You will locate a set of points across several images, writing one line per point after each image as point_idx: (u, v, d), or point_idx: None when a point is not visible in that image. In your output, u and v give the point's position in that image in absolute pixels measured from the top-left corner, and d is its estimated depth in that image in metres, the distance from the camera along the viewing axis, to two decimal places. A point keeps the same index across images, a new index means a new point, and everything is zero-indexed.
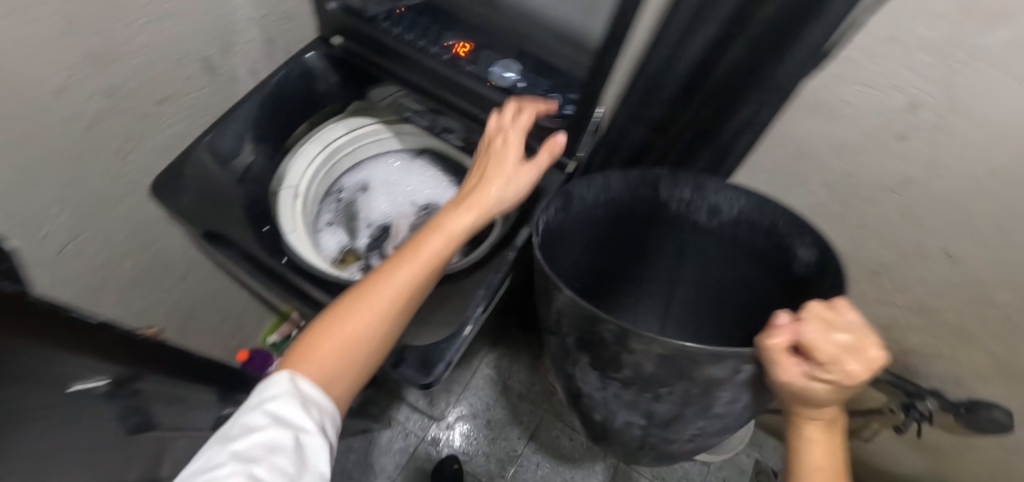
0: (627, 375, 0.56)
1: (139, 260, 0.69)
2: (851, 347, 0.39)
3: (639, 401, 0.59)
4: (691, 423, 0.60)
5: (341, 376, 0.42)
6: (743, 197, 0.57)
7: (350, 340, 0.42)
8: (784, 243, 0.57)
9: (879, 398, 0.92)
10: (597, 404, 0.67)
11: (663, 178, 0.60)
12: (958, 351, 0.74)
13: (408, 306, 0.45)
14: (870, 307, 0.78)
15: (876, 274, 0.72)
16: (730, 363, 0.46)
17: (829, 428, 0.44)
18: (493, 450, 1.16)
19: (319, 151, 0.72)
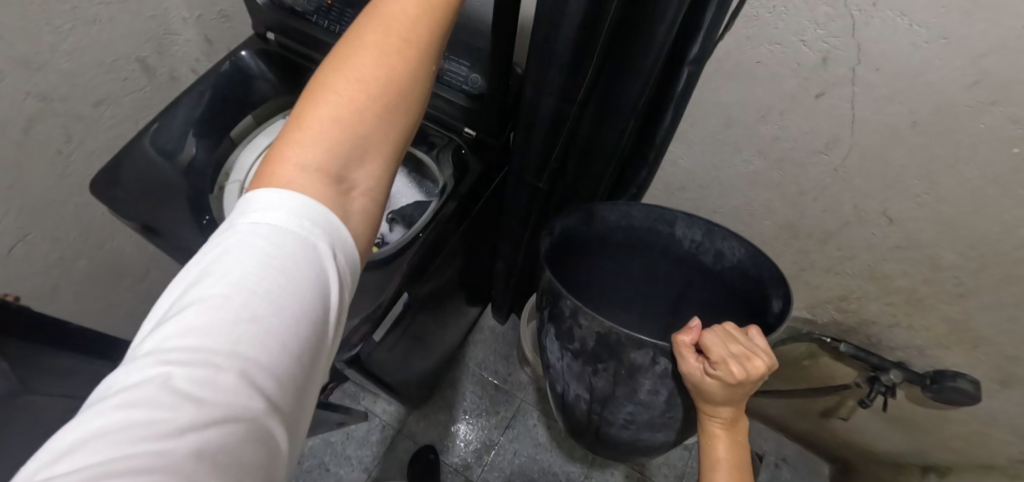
0: (577, 348, 0.58)
1: (93, 259, 0.72)
2: (740, 356, 0.45)
3: (583, 374, 0.60)
4: (620, 406, 0.59)
5: (367, 147, 0.35)
6: (743, 248, 0.63)
7: (357, 112, 0.34)
8: (766, 293, 0.63)
9: (848, 372, 0.90)
10: (558, 380, 0.68)
11: (679, 218, 0.67)
12: (914, 318, 0.72)
13: (421, 70, 0.36)
14: (823, 277, 0.76)
15: (822, 242, 0.70)
16: (649, 352, 0.50)
17: (729, 431, 0.49)
18: (471, 439, 1.17)
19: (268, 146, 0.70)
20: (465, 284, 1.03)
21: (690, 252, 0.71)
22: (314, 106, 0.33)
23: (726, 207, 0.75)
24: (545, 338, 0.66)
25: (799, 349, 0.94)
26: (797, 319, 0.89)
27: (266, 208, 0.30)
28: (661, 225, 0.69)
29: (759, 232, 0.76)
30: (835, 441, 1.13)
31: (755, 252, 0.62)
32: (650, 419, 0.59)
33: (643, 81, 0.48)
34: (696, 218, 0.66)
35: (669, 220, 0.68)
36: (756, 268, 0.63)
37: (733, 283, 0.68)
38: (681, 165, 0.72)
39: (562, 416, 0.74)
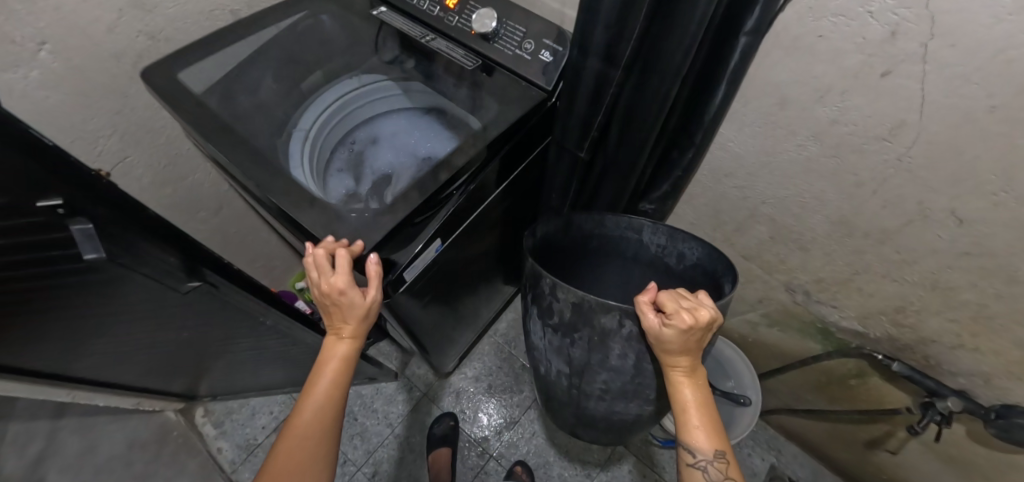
0: (556, 322, 0.67)
1: (177, 189, 0.82)
2: (689, 308, 0.56)
3: (563, 346, 0.68)
4: (595, 375, 0.68)
5: None
6: (701, 247, 0.66)
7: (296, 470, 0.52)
8: (718, 282, 0.66)
9: (900, 396, 0.83)
10: (541, 359, 0.77)
11: (646, 226, 0.70)
12: (982, 339, 0.66)
13: (330, 428, 0.54)
14: (876, 283, 0.71)
15: (881, 242, 0.65)
16: (617, 314, 0.59)
17: (690, 374, 0.59)
18: (496, 411, 1.19)
19: (332, 103, 0.79)
20: (489, 274, 1.04)
21: (656, 256, 0.73)
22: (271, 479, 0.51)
23: (775, 197, 0.72)
24: (530, 319, 0.75)
25: (846, 366, 0.87)
26: (846, 330, 0.82)
27: None
28: (629, 231, 0.72)
29: (810, 227, 0.71)
30: (883, 475, 1.03)
31: (712, 250, 0.64)
32: (623, 386, 0.68)
33: (691, 45, 0.47)
34: (660, 223, 0.68)
35: (636, 226, 0.70)
36: (715, 265, 0.65)
37: (694, 280, 0.71)
38: (730, 148, 0.70)
39: (545, 393, 0.84)
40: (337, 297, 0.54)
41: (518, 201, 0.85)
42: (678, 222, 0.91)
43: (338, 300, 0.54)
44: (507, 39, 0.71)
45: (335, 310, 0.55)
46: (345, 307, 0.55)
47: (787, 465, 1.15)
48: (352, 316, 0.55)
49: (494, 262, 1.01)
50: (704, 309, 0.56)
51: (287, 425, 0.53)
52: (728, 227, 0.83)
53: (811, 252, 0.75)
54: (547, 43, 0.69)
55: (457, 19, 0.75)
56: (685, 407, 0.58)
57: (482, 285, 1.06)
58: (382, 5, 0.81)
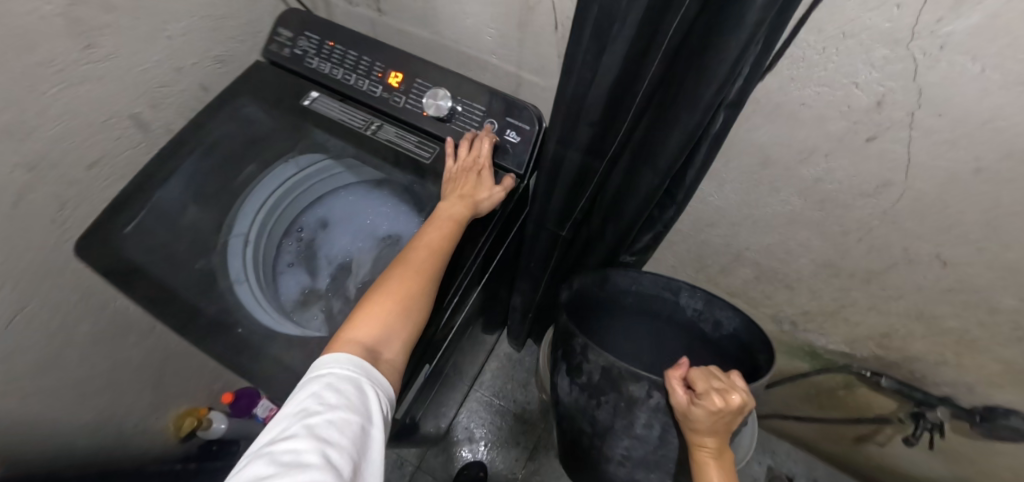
0: (583, 382, 0.64)
1: (95, 322, 0.69)
2: (721, 389, 0.53)
3: (587, 406, 0.65)
4: (617, 440, 0.64)
5: (386, 340, 0.51)
6: (738, 317, 0.67)
7: (387, 313, 0.51)
8: (752, 352, 0.67)
9: (886, 403, 0.85)
10: (569, 423, 0.73)
11: (683, 288, 0.71)
12: (964, 357, 0.68)
13: (427, 290, 0.54)
14: (863, 314, 0.72)
15: (867, 281, 0.65)
16: (645, 384, 0.56)
17: (718, 457, 0.56)
18: (495, 473, 1.13)
19: (273, 190, 0.73)
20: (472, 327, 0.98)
21: (691, 320, 0.74)
22: (360, 311, 0.52)
23: (758, 243, 0.71)
24: (560, 380, 0.71)
25: (835, 379, 0.89)
26: (833, 351, 0.84)
27: (321, 389, 0.45)
28: (666, 293, 0.73)
29: (797, 269, 0.71)
30: (873, 466, 1.07)
31: (750, 321, 0.65)
32: (645, 455, 0.64)
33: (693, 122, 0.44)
34: (698, 288, 0.70)
35: (674, 288, 0.72)
36: (752, 338, 0.66)
37: (726, 348, 0.72)
38: (710, 202, 0.69)
39: (567, 451, 0.80)
40: (475, 169, 0.62)
41: (511, 258, 0.80)
42: (660, 263, 0.89)
43: (471, 173, 0.62)
44: (465, 119, 0.67)
45: (463, 182, 0.61)
46: (474, 183, 0.61)
47: (783, 464, 1.19)
48: (475, 188, 0.61)
49: (483, 310, 0.95)
50: (737, 393, 0.53)
51: (395, 270, 0.54)
52: (711, 267, 0.82)
53: (796, 289, 0.75)
54: (511, 122, 0.65)
55: (404, 101, 0.69)
56: None
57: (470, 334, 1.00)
58: (314, 90, 0.72)
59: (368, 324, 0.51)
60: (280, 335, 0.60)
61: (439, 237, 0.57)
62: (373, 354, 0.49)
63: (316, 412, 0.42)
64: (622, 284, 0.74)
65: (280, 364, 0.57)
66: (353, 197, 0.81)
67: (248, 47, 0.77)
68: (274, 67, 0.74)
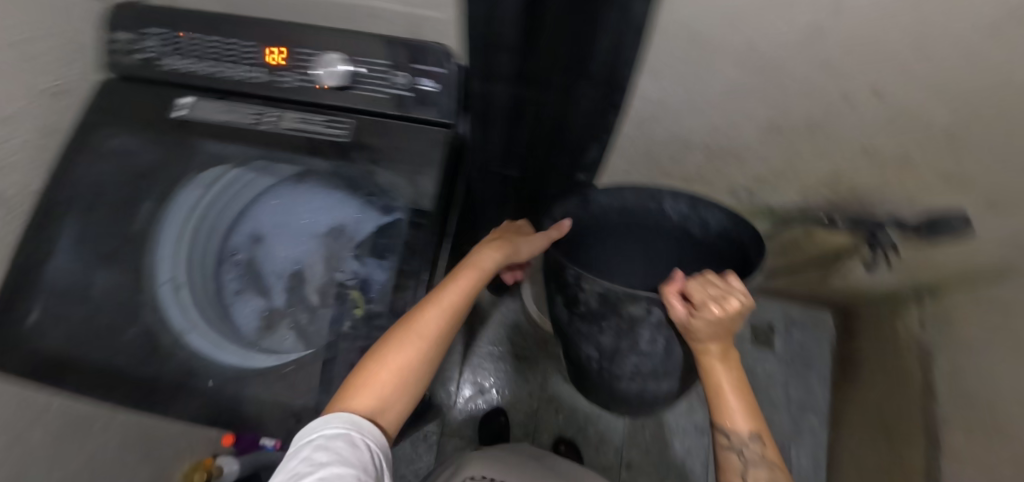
0: (583, 311, 0.64)
1: (48, 425, 0.62)
2: (718, 296, 0.53)
3: (592, 333, 0.66)
4: (625, 359, 0.66)
5: (393, 401, 0.50)
6: (723, 214, 0.70)
7: (398, 374, 0.50)
8: (737, 242, 0.70)
9: (841, 237, 0.91)
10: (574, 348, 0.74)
11: (665, 195, 0.73)
12: (905, 177, 0.72)
13: (436, 345, 0.53)
14: (811, 164, 0.74)
15: (810, 132, 0.66)
16: (645, 303, 0.57)
17: (724, 358, 0.58)
18: (515, 411, 1.18)
19: (186, 216, 0.63)
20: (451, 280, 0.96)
21: (679, 223, 0.77)
22: (369, 373, 0.49)
23: (702, 123, 0.70)
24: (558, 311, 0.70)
25: (793, 231, 0.94)
26: (789, 205, 0.87)
27: (312, 448, 0.42)
28: (650, 202, 0.75)
29: (743, 138, 0.71)
30: (839, 294, 1.17)
31: (734, 215, 0.68)
32: (654, 368, 0.67)
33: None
34: (680, 193, 0.71)
35: (657, 197, 0.73)
36: (737, 231, 0.69)
37: (715, 244, 0.76)
38: (648, 95, 0.66)
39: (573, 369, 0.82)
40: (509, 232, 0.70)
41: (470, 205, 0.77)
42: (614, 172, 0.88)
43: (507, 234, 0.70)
44: (370, 80, 0.59)
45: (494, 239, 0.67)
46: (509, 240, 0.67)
47: (763, 314, 1.30)
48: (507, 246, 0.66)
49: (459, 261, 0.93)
50: (737, 297, 0.53)
51: (398, 327, 0.52)
52: (663, 162, 0.81)
53: (746, 159, 0.76)
54: (423, 69, 0.57)
55: (293, 78, 0.60)
56: (720, 390, 0.57)
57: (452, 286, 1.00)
58: (188, 95, 0.62)
59: (373, 391, 0.48)
60: (255, 372, 0.55)
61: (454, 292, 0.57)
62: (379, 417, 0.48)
63: (307, 474, 0.40)
64: (604, 203, 0.75)
65: (267, 400, 0.53)
66: (281, 195, 0.69)
67: (83, 68, 0.64)
68: (132, 83, 0.64)
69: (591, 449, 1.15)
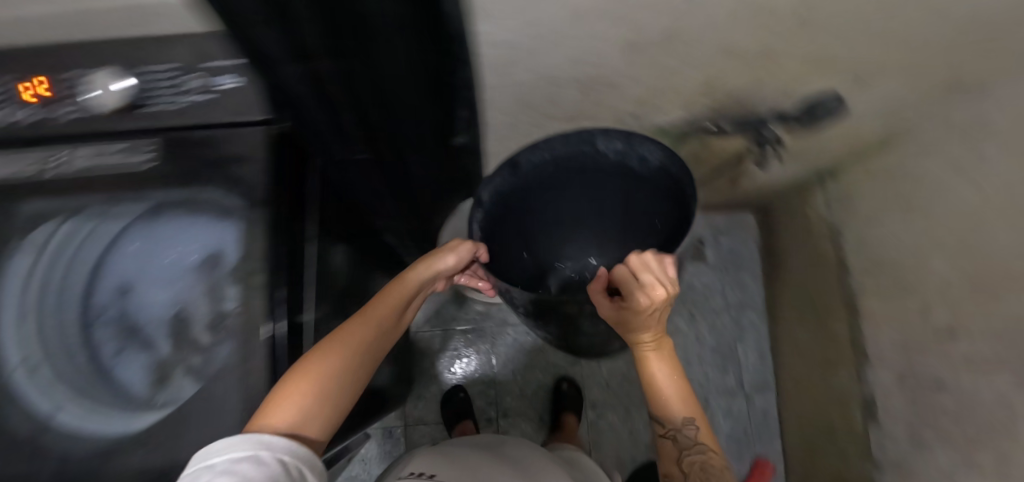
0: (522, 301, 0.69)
1: None
2: (646, 284, 0.53)
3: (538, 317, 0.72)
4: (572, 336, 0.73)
5: (322, 411, 0.48)
6: (659, 151, 0.69)
7: (325, 384, 0.49)
8: (673, 174, 0.70)
9: (735, 142, 0.91)
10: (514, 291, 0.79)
11: (598, 136, 0.71)
12: (774, 69, 0.70)
13: (359, 362, 0.55)
14: (683, 75, 0.70)
15: (668, 43, 0.62)
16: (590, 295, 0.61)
17: (658, 347, 0.59)
18: (474, 384, 1.14)
19: (20, 286, 0.52)
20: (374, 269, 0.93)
21: (618, 160, 0.76)
22: (295, 384, 0.47)
23: (559, 58, 0.65)
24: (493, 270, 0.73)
25: (690, 146, 0.92)
26: (677, 122, 0.84)
27: (217, 469, 0.38)
28: (586, 144, 0.73)
29: (606, 64, 0.67)
30: (754, 195, 1.20)
31: (669, 152, 0.68)
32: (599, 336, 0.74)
33: None
34: (615, 133, 0.69)
35: (591, 138, 0.71)
36: (673, 165, 0.69)
37: (654, 177, 0.76)
38: (498, 42, 0.60)
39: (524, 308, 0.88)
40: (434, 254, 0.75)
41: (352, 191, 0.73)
42: (495, 129, 0.82)
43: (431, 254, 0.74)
44: (159, 89, 0.55)
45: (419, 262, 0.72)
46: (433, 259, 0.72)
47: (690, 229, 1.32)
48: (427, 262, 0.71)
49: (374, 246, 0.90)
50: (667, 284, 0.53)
51: (325, 343, 0.53)
52: (538, 106, 0.76)
53: (619, 84, 0.72)
54: (216, 66, 0.55)
55: (72, 108, 0.55)
56: (658, 383, 0.58)
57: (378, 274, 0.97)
58: None
59: (297, 400, 0.46)
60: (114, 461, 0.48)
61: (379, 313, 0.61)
62: (304, 430, 0.46)
63: None
64: (536, 158, 0.74)
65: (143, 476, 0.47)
66: (138, 239, 0.55)
67: None
68: None
69: (557, 404, 1.13)
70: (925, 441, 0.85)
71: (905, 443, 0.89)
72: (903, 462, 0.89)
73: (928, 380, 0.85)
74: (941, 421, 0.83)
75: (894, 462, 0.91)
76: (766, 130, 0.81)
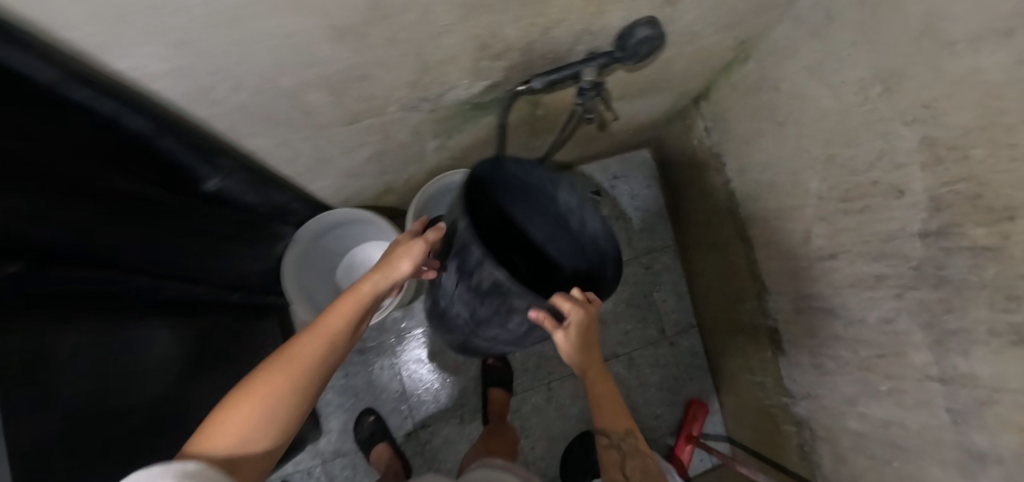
0: (475, 281, 0.61)
1: None
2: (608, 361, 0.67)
3: (472, 300, 0.66)
4: (489, 327, 0.69)
5: (258, 432, 0.46)
6: (601, 224, 0.70)
7: (263, 403, 0.46)
8: (601, 259, 0.74)
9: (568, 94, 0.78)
10: (446, 291, 0.72)
11: (565, 181, 0.71)
12: (551, 12, 0.56)
13: (313, 380, 0.50)
14: (445, 48, 0.56)
15: (389, 22, 0.48)
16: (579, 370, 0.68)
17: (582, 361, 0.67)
18: (385, 403, 1.08)
19: None
20: (224, 353, 0.80)
21: (562, 212, 0.77)
22: (235, 404, 0.45)
23: (268, 70, 0.50)
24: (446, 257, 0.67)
25: (519, 111, 0.79)
26: (483, 94, 0.70)
27: None
28: (550, 185, 0.74)
29: (339, 62, 0.53)
30: (632, 133, 1.08)
31: (612, 230, 0.69)
32: (510, 337, 0.70)
33: None
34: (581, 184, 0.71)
35: (557, 181, 0.72)
36: (605, 244, 0.71)
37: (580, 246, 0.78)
38: (161, 73, 0.45)
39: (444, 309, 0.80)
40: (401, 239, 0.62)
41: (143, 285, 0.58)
42: (271, 155, 0.68)
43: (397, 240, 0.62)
44: None
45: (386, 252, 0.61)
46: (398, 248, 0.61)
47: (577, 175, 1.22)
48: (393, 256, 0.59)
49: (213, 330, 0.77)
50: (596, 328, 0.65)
51: (272, 360, 0.49)
52: (299, 121, 0.62)
53: (375, 77, 0.58)
54: None
55: None
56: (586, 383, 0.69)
57: (236, 354, 0.84)
58: None
59: (231, 428, 0.44)
60: None
61: (334, 322, 0.53)
62: (242, 450, 0.45)
63: None
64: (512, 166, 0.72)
65: None
66: None
67: None
68: None
69: (473, 398, 1.10)
70: (827, 368, 0.81)
71: (810, 372, 0.84)
72: (810, 390, 0.85)
73: (824, 309, 0.78)
74: (837, 347, 0.78)
75: (803, 391, 0.87)
76: (581, 80, 0.69)
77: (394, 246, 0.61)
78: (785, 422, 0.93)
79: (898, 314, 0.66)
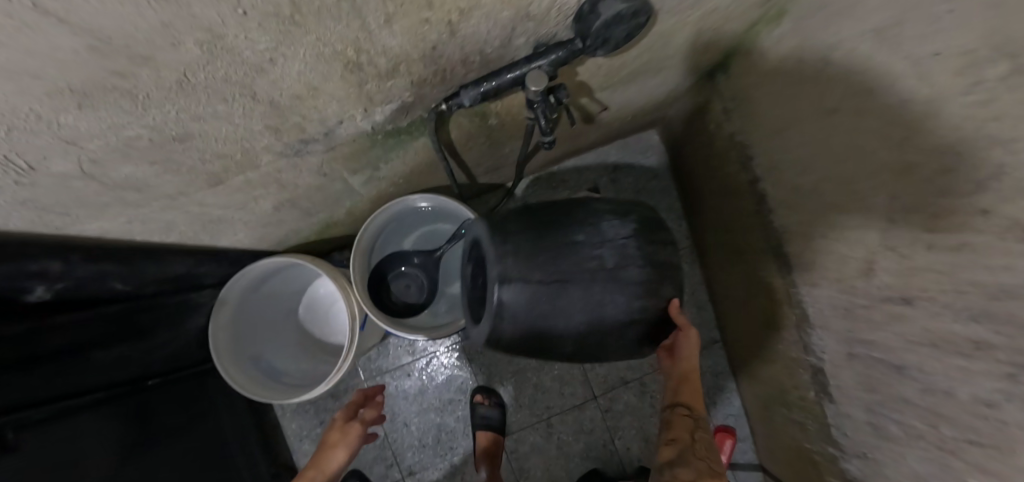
0: (649, 245, 0.53)
1: None
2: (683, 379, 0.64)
3: (626, 254, 0.51)
4: (603, 293, 0.50)
5: None
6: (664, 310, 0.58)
7: None
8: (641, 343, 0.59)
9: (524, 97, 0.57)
10: (562, 257, 0.50)
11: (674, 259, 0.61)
12: (446, 9, 0.35)
13: None
14: (292, 81, 0.36)
15: (146, 69, 0.29)
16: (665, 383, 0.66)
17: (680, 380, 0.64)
18: (368, 453, 0.96)
19: None
20: (189, 426, 0.71)
21: None
22: None
23: (11, 160, 0.33)
24: (591, 227, 0.51)
25: (462, 126, 0.60)
26: (399, 118, 0.51)
27: None
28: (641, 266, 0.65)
29: (124, 130, 0.34)
30: (627, 115, 0.86)
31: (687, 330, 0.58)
32: (610, 317, 0.51)
33: None
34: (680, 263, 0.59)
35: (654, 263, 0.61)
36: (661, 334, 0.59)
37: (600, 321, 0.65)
38: None
39: (522, 272, 0.49)
40: (342, 422, 0.71)
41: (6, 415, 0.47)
42: (132, 230, 0.52)
43: (341, 423, 0.71)
44: None
45: (331, 438, 0.69)
46: (343, 433, 0.69)
47: (565, 169, 1.09)
48: (337, 444, 0.68)
49: (138, 426, 0.63)
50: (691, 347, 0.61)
51: None
52: (135, 196, 0.45)
53: (205, 135, 0.39)
54: None
55: None
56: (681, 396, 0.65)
57: (207, 419, 0.75)
58: None
59: None
60: None
61: None
62: None
63: None
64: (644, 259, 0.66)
65: None
66: None
67: None
68: None
69: (463, 439, 0.98)
70: (891, 433, 0.61)
71: (867, 431, 0.65)
72: (865, 451, 0.66)
73: (893, 364, 0.58)
74: (908, 413, 0.58)
75: (855, 449, 0.68)
76: (526, 91, 0.47)
77: (335, 429, 0.70)
78: (829, 475, 0.75)
79: (1003, 402, 0.44)
